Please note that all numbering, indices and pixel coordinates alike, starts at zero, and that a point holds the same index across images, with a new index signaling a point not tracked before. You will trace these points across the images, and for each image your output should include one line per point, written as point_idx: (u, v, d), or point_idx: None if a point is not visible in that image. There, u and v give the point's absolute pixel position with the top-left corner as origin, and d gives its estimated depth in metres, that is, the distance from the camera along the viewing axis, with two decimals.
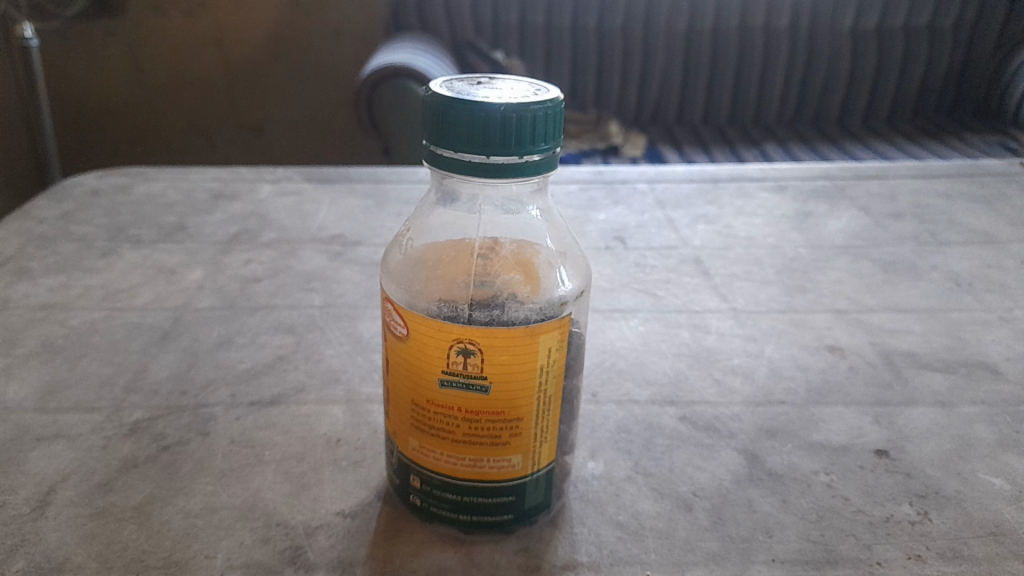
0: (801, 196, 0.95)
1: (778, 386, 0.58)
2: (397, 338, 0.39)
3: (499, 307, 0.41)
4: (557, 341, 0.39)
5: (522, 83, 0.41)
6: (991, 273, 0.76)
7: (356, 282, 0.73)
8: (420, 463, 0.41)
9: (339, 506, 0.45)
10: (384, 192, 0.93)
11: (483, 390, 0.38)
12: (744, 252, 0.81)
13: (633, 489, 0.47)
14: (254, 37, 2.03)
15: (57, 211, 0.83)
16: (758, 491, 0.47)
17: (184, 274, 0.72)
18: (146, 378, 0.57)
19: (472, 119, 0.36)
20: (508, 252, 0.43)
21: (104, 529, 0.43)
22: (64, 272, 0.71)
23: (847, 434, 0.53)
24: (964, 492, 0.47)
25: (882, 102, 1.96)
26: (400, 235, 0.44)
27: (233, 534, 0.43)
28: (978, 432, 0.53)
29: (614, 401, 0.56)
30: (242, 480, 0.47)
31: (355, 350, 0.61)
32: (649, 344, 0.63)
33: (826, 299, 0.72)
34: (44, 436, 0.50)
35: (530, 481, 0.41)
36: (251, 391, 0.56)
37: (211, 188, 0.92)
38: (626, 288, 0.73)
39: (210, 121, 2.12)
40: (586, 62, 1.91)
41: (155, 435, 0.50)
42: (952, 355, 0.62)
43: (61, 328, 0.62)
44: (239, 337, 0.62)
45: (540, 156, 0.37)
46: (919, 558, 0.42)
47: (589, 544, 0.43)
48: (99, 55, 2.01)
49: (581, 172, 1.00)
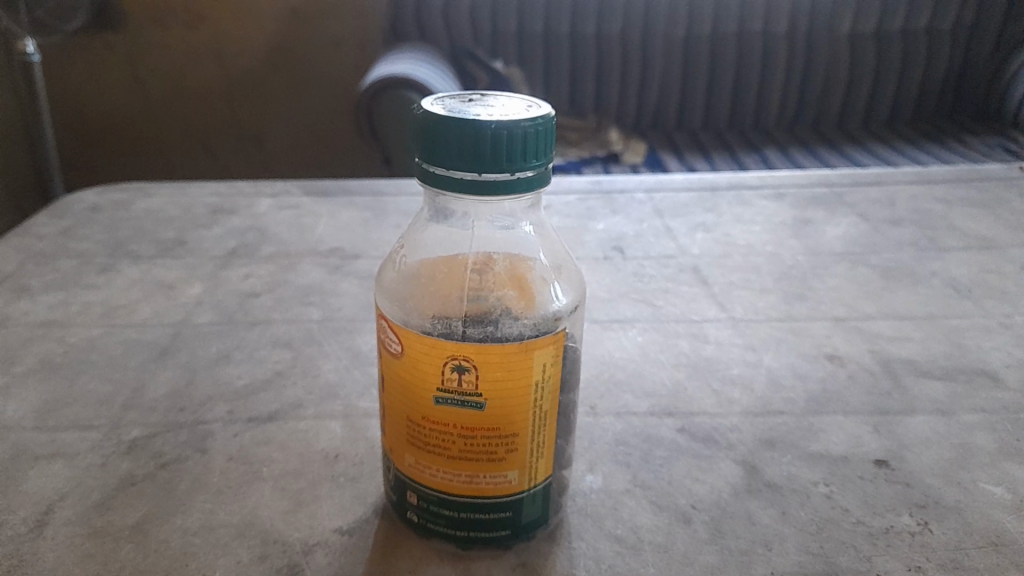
0: (800, 204, 0.95)
1: (778, 396, 0.58)
2: (391, 355, 0.39)
3: (493, 323, 0.40)
4: (551, 356, 0.39)
5: (515, 99, 0.41)
6: (991, 278, 0.76)
7: (355, 296, 0.73)
8: (417, 479, 0.41)
9: (336, 523, 0.45)
10: (383, 205, 0.93)
11: (478, 406, 0.38)
12: (743, 260, 0.81)
13: (632, 502, 0.47)
14: (253, 48, 2.04)
15: (57, 227, 0.83)
16: (758, 503, 0.47)
17: (183, 289, 0.72)
18: (145, 395, 0.57)
19: (463, 137, 0.36)
20: (501, 268, 0.43)
21: (101, 548, 0.43)
22: (63, 288, 0.71)
23: (847, 443, 0.53)
24: (964, 502, 0.47)
25: (881, 106, 1.96)
26: (394, 252, 0.44)
27: (231, 552, 0.43)
28: (978, 440, 0.53)
29: (612, 412, 0.56)
30: (239, 498, 0.47)
31: (354, 364, 0.61)
32: (647, 355, 0.63)
33: (825, 306, 0.72)
34: (41, 454, 0.50)
35: (527, 497, 0.41)
36: (249, 407, 0.56)
37: (210, 203, 0.92)
38: (625, 297, 0.73)
39: (211, 134, 2.13)
40: (585, 69, 1.91)
41: (153, 453, 0.51)
42: (953, 363, 0.62)
43: (60, 346, 0.62)
44: (238, 352, 0.62)
45: (533, 172, 0.37)
46: (919, 570, 0.42)
47: (587, 559, 0.43)
48: (99, 70, 2.01)
49: (580, 181, 1.00)
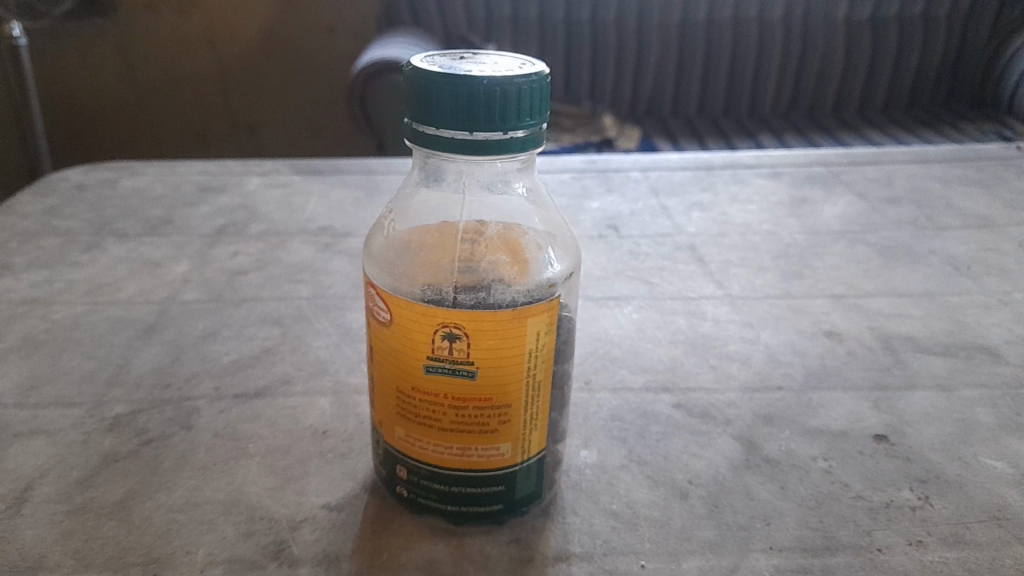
0: (797, 183, 0.94)
1: (775, 371, 0.57)
2: (380, 324, 0.38)
3: (485, 290, 0.39)
4: (546, 324, 0.37)
5: (507, 57, 0.39)
6: (990, 256, 0.75)
7: (345, 273, 0.71)
8: (407, 453, 0.40)
9: (325, 499, 0.44)
10: (374, 183, 0.92)
11: (470, 375, 0.37)
12: (740, 238, 0.80)
13: (627, 478, 0.46)
14: (243, 33, 2.01)
15: (43, 205, 0.81)
16: (756, 478, 0.46)
17: (171, 267, 0.71)
18: (129, 372, 0.55)
19: (456, 93, 0.34)
20: (494, 233, 0.42)
21: (82, 525, 0.42)
22: (47, 266, 0.69)
23: (847, 419, 0.52)
24: (966, 476, 0.46)
25: (877, 91, 1.95)
26: (382, 218, 0.43)
27: (216, 528, 0.42)
28: (980, 415, 0.52)
29: (608, 388, 0.55)
30: (226, 474, 0.46)
31: (343, 341, 0.60)
32: (643, 331, 0.62)
33: (823, 284, 0.71)
34: (22, 432, 0.49)
35: (521, 470, 0.40)
36: (236, 384, 0.54)
37: (199, 181, 0.90)
38: (620, 275, 0.72)
39: (202, 121, 2.11)
40: (580, 53, 1.90)
41: (137, 430, 0.49)
42: (952, 339, 0.61)
43: (43, 323, 0.61)
44: (225, 330, 0.61)
45: (526, 131, 0.36)
46: (922, 544, 0.41)
47: (582, 535, 0.42)
48: (88, 55, 1.98)
49: (574, 161, 0.99)
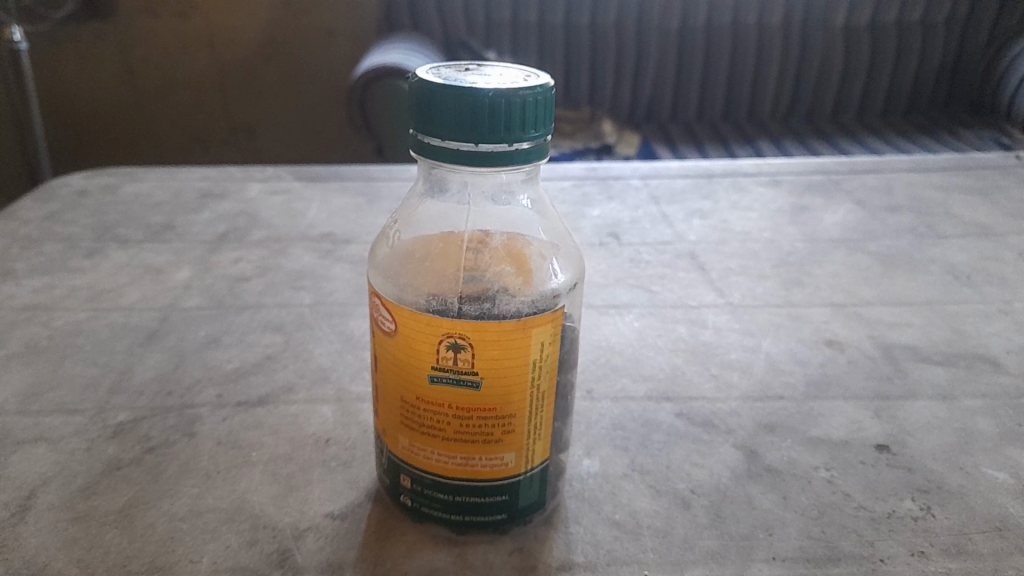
0: (797, 191, 0.94)
1: (777, 380, 0.57)
2: (385, 333, 0.38)
3: (490, 300, 0.39)
4: (550, 334, 0.37)
5: (512, 68, 0.39)
6: (990, 265, 0.75)
7: (346, 280, 0.72)
8: (411, 462, 0.40)
9: (327, 508, 0.44)
10: (376, 189, 0.92)
11: (474, 385, 0.37)
12: (740, 246, 0.80)
13: (630, 487, 0.46)
14: (242, 37, 2.01)
15: (44, 211, 0.81)
16: (758, 487, 0.46)
17: (172, 273, 0.71)
18: (132, 379, 0.55)
19: (461, 104, 0.34)
20: (498, 244, 0.42)
21: (85, 533, 0.42)
22: (48, 272, 0.69)
23: (847, 428, 0.52)
24: (967, 486, 0.46)
25: (875, 97, 1.96)
26: (387, 228, 0.43)
27: (219, 537, 0.42)
28: (980, 425, 0.52)
29: (610, 397, 0.55)
30: (229, 482, 0.46)
31: (345, 348, 0.60)
32: (645, 339, 0.62)
33: (823, 292, 0.71)
34: (24, 439, 0.49)
35: (524, 479, 0.40)
36: (238, 392, 0.54)
37: (200, 187, 0.90)
38: (621, 282, 0.72)
39: (203, 126, 2.12)
40: (579, 58, 1.90)
41: (139, 437, 0.49)
42: (952, 348, 0.61)
43: (44, 330, 0.61)
44: (227, 336, 0.61)
45: (530, 143, 0.36)
46: (923, 555, 0.41)
47: (585, 544, 0.42)
48: (87, 58, 1.99)
49: (575, 168, 0.99)
